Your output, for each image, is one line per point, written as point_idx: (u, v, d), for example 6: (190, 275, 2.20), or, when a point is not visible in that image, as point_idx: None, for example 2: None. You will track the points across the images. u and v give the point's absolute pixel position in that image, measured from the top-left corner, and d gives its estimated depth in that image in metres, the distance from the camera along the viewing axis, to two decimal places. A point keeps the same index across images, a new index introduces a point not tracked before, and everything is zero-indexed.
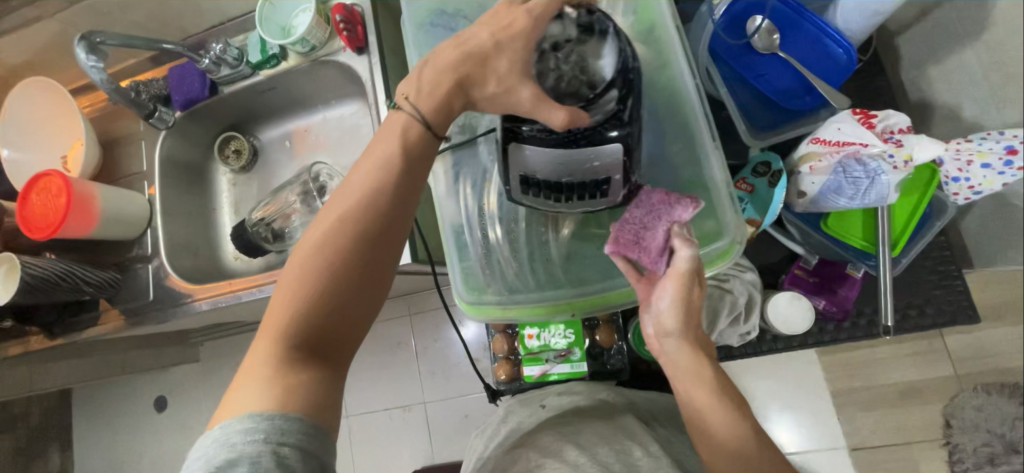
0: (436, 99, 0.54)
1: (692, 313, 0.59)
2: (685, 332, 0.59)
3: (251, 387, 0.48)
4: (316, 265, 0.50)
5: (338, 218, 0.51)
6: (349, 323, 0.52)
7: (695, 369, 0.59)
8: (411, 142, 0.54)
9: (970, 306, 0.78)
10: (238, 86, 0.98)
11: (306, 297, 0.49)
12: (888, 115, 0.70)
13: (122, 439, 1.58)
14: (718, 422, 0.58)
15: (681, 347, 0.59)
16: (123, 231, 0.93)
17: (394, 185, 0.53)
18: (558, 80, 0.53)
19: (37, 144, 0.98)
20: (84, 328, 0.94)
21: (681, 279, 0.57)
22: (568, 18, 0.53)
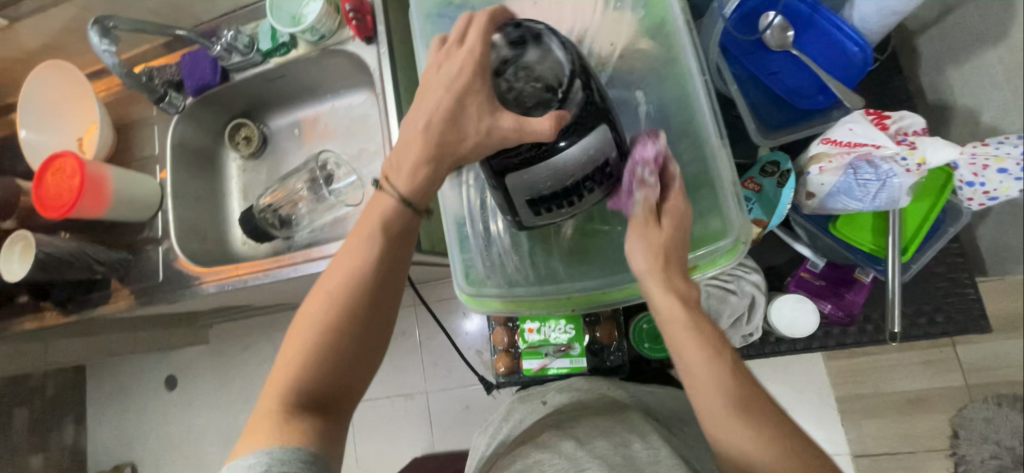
0: (415, 179, 0.54)
1: (669, 253, 0.56)
2: (663, 274, 0.55)
3: (259, 436, 0.50)
4: (317, 330, 0.51)
5: (336, 290, 0.53)
6: (348, 385, 0.54)
7: (678, 317, 0.54)
8: (399, 219, 0.55)
9: (982, 316, 0.77)
10: (248, 73, 0.98)
11: (309, 354, 0.51)
12: (902, 116, 0.68)
13: (134, 416, 1.63)
14: (703, 379, 0.51)
15: (663, 291, 0.55)
16: (134, 214, 0.95)
17: (388, 259, 0.54)
18: (523, 100, 0.55)
19: (55, 126, 1.00)
20: (95, 306, 0.96)
21: (641, 217, 0.58)
22: (499, 39, 0.54)
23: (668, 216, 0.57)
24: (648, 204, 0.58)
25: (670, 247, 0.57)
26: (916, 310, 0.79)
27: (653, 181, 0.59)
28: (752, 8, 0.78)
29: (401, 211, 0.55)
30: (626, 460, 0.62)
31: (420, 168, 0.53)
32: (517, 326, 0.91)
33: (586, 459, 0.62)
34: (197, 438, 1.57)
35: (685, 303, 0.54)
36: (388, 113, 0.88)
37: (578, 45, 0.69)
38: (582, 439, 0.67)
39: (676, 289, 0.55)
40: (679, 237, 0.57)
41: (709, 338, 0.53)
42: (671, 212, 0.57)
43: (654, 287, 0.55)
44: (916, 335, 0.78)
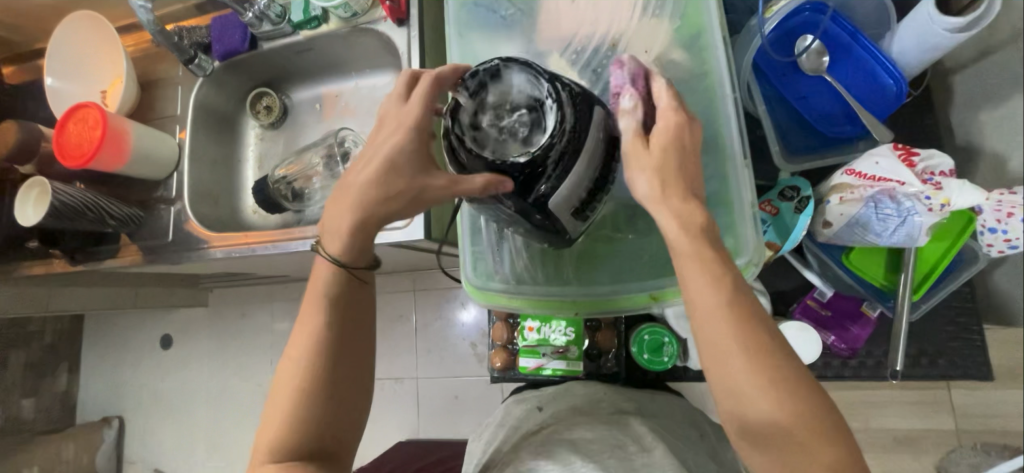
0: (352, 244, 0.56)
1: (670, 173, 0.52)
2: (665, 196, 0.52)
3: None
4: (293, 399, 0.54)
5: (303, 356, 0.55)
6: (339, 437, 0.56)
7: (685, 246, 0.50)
8: (340, 280, 0.57)
9: (985, 363, 0.76)
10: (277, 43, 0.98)
11: (290, 420, 0.54)
12: (931, 155, 0.68)
13: (127, 369, 1.65)
14: (710, 312, 0.48)
15: (667, 217, 0.51)
16: (150, 171, 0.95)
17: (337, 313, 0.57)
18: (513, 138, 0.50)
19: (81, 76, 1.01)
20: (103, 259, 0.97)
21: (631, 137, 0.55)
22: (458, 97, 0.51)
23: (660, 129, 0.53)
24: (636, 126, 0.55)
25: (671, 164, 0.52)
26: (920, 351, 0.79)
27: (634, 102, 0.57)
28: (791, 30, 0.77)
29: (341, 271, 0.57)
30: (621, 461, 0.62)
31: (366, 228, 0.56)
32: (517, 324, 0.91)
33: (579, 463, 0.61)
34: (187, 399, 1.59)
35: (695, 229, 0.50)
36: None
37: (612, 48, 0.69)
38: (575, 441, 0.66)
39: (682, 213, 0.51)
40: (686, 155, 0.53)
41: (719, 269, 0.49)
42: (660, 130, 0.53)
43: (659, 212, 0.52)
44: (916, 374, 0.78)
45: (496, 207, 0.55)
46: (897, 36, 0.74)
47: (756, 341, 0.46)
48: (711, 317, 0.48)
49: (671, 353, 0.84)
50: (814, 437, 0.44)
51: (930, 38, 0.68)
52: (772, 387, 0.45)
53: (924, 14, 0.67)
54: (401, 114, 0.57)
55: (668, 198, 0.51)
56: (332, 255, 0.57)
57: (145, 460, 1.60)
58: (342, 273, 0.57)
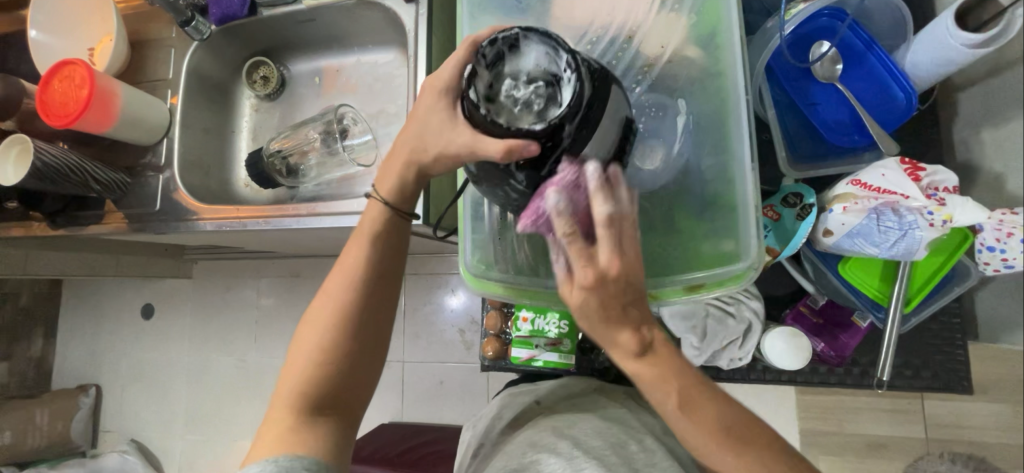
0: (401, 191, 0.58)
1: (604, 317, 0.45)
2: (607, 340, 0.46)
3: (272, 437, 0.52)
4: (324, 333, 0.54)
5: (339, 293, 0.55)
6: (357, 390, 0.56)
7: (638, 372, 0.48)
8: (388, 222, 0.58)
9: (966, 377, 0.78)
10: (278, 11, 0.94)
11: (318, 353, 0.54)
12: (936, 171, 0.68)
13: (105, 338, 1.61)
14: (676, 420, 0.49)
15: (615, 354, 0.48)
16: (139, 136, 0.91)
17: (380, 258, 0.57)
18: (528, 110, 0.48)
19: (66, 31, 0.95)
20: (86, 225, 0.93)
21: (561, 285, 0.46)
22: (472, 65, 0.49)
23: (577, 287, 0.44)
24: (566, 280, 0.45)
25: (602, 308, 0.44)
26: (906, 361, 0.80)
27: (563, 260, 0.46)
28: (806, 35, 0.76)
29: (389, 215, 0.58)
30: (622, 458, 0.63)
31: (407, 185, 0.58)
32: (511, 313, 0.91)
33: (582, 458, 0.61)
34: (167, 371, 1.56)
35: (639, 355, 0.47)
36: (416, 78, 0.86)
37: (627, 41, 0.67)
38: (577, 437, 0.66)
39: (624, 347, 0.46)
40: (617, 303, 0.44)
41: (671, 378, 0.48)
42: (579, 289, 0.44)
43: (607, 349, 0.48)
44: (901, 384, 0.80)
45: (506, 184, 0.52)
46: (913, 48, 0.73)
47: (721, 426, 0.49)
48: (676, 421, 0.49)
49: None
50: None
51: (944, 52, 0.68)
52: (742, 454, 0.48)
53: (942, 26, 0.67)
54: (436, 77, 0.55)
55: (618, 346, 0.47)
56: (384, 197, 0.57)
57: (121, 431, 1.57)
58: (392, 217, 0.58)
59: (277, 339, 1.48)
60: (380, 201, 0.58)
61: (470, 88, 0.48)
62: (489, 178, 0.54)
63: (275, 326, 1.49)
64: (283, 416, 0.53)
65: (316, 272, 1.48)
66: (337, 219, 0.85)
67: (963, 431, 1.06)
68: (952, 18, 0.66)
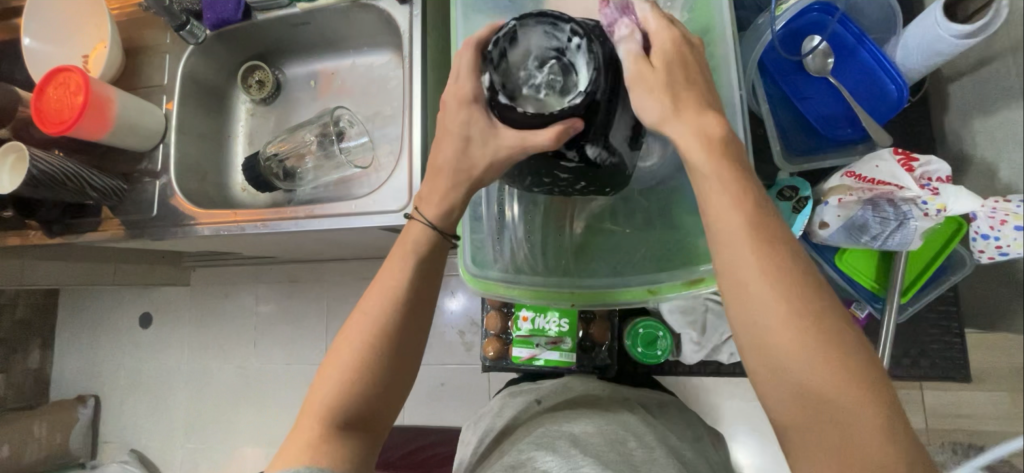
0: (442, 207, 0.58)
1: (680, 95, 0.50)
2: (675, 103, 0.50)
3: (298, 449, 0.53)
4: (358, 350, 0.55)
5: (376, 312, 0.56)
6: (383, 408, 0.56)
7: (705, 165, 0.47)
8: (432, 243, 0.59)
9: (964, 365, 0.78)
10: (272, 15, 0.94)
11: (350, 370, 0.55)
12: (930, 161, 0.68)
13: (103, 347, 1.60)
14: (731, 233, 0.45)
15: (686, 136, 0.49)
16: (135, 142, 0.91)
17: (419, 281, 0.57)
18: (555, 93, 0.51)
19: (61, 39, 0.95)
20: (83, 232, 0.93)
21: (635, 61, 0.52)
22: (486, 75, 0.52)
23: (659, 54, 0.52)
24: (637, 53, 0.52)
25: (683, 89, 0.51)
26: (904, 352, 0.81)
27: (632, 27, 0.54)
28: (798, 29, 0.77)
29: (432, 238, 0.58)
30: (622, 456, 0.63)
31: (453, 208, 0.58)
32: (511, 313, 0.90)
33: (580, 457, 0.62)
34: (166, 379, 1.56)
35: (710, 144, 0.48)
36: (412, 79, 0.86)
37: None
38: (577, 436, 0.67)
39: (700, 132, 0.49)
40: (690, 86, 0.51)
41: (741, 190, 0.46)
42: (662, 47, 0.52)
43: (672, 124, 0.50)
44: (900, 374, 0.80)
45: (556, 166, 0.55)
46: (902, 40, 0.74)
47: (783, 265, 0.43)
48: (729, 232, 0.45)
49: (664, 347, 0.85)
50: (828, 378, 0.41)
51: (933, 44, 0.69)
52: (792, 308, 0.42)
53: (931, 18, 0.68)
54: (452, 90, 0.56)
55: (682, 107, 0.50)
56: (429, 220, 0.58)
57: (121, 440, 1.56)
58: (434, 241, 0.58)
59: (276, 345, 1.48)
60: (424, 223, 0.58)
61: (494, 94, 0.52)
62: (531, 168, 0.57)
63: (274, 332, 1.49)
64: (310, 431, 0.54)
65: (315, 277, 1.48)
66: (336, 221, 0.85)
67: None
68: (940, 10, 0.67)
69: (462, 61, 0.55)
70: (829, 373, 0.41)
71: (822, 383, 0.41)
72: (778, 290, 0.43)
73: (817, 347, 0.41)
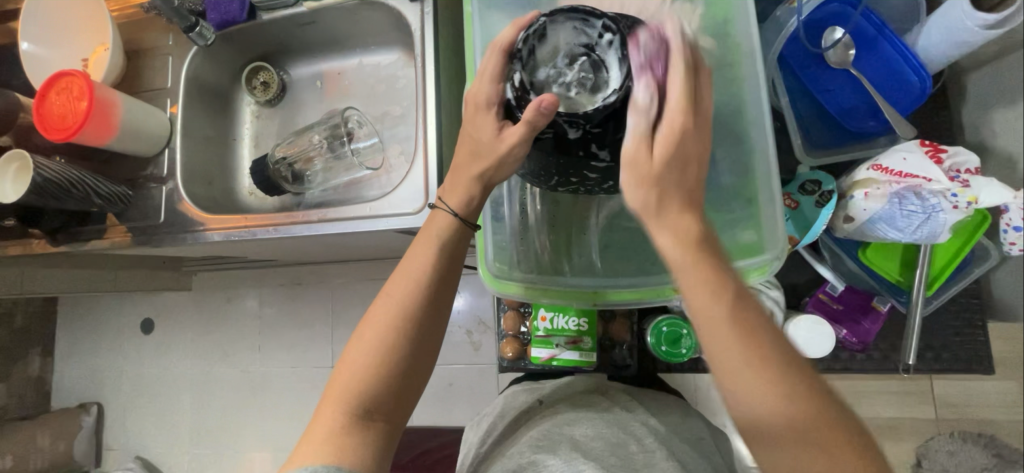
0: (473, 207, 0.59)
1: (670, 187, 0.46)
2: (666, 209, 0.46)
3: (319, 442, 0.51)
4: (382, 339, 0.54)
5: (402, 300, 0.56)
6: (407, 393, 0.56)
7: (684, 265, 0.45)
8: (457, 233, 0.59)
9: (987, 358, 0.78)
10: (277, 15, 0.91)
11: (375, 359, 0.54)
12: (957, 152, 0.68)
13: (106, 354, 1.58)
14: (714, 325, 0.44)
15: (667, 239, 0.46)
16: (141, 147, 0.89)
17: (445, 267, 0.57)
18: (583, 91, 0.51)
19: (60, 42, 0.93)
20: (87, 240, 0.91)
21: (633, 147, 0.47)
22: (515, 74, 0.51)
23: (664, 143, 0.46)
24: (642, 133, 0.47)
25: (674, 173, 0.46)
26: (927, 345, 0.80)
27: (650, 95, 0.48)
28: (820, 20, 0.76)
29: (455, 225, 0.58)
30: (622, 460, 0.64)
31: (475, 196, 0.58)
32: (528, 313, 0.89)
33: (581, 460, 0.63)
34: (169, 385, 1.54)
35: (693, 242, 0.46)
36: (424, 78, 0.84)
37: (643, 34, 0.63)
38: (578, 440, 0.67)
39: (681, 231, 0.46)
40: (688, 172, 0.47)
41: (721, 285, 0.45)
42: (667, 135, 0.46)
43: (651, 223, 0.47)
44: (925, 368, 0.80)
45: (587, 166, 0.54)
46: (926, 29, 0.73)
47: (755, 342, 0.44)
48: (714, 326, 0.45)
49: (689, 345, 0.82)
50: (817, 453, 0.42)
51: (958, 33, 0.69)
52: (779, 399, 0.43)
53: (957, 9, 0.67)
54: (476, 93, 0.54)
55: (673, 187, 0.46)
56: (453, 209, 0.58)
57: (126, 447, 1.54)
58: (457, 229, 0.59)
59: (282, 348, 1.46)
60: (447, 212, 0.59)
61: (519, 90, 0.51)
62: (560, 168, 0.56)
63: (278, 335, 1.47)
64: (333, 419, 0.52)
65: (319, 280, 1.46)
66: (350, 224, 0.83)
67: (970, 410, 1.10)
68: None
69: (489, 63, 0.54)
70: (820, 466, 0.42)
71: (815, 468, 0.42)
72: (759, 380, 0.43)
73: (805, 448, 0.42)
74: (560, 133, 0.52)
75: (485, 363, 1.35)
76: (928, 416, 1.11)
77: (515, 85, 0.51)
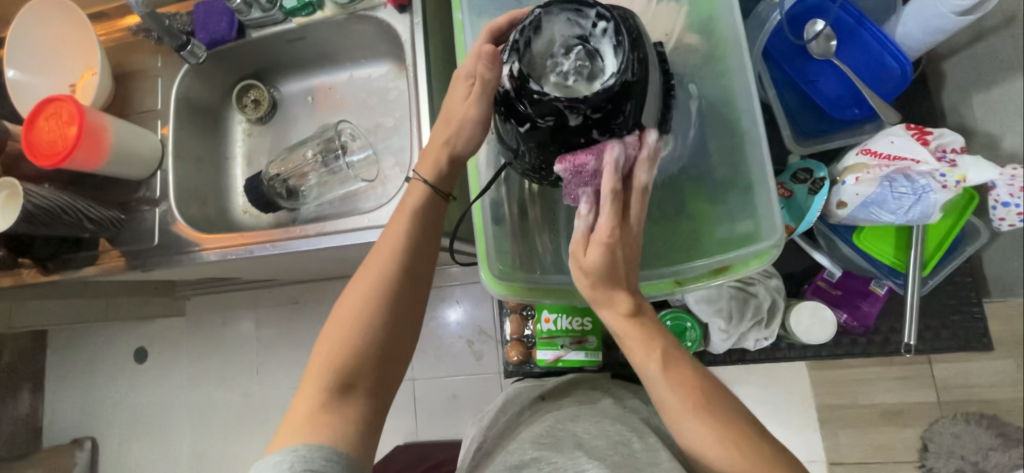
0: (439, 170, 0.61)
1: (603, 277, 0.53)
2: (605, 295, 0.54)
3: (302, 420, 0.52)
4: (359, 315, 0.56)
5: (376, 276, 0.57)
6: (388, 369, 0.57)
7: (626, 333, 0.54)
8: (428, 207, 0.61)
9: (986, 335, 0.79)
10: (268, 32, 0.93)
11: (354, 335, 0.55)
12: (943, 133, 0.70)
13: (99, 386, 1.54)
14: (656, 388, 0.53)
15: (607, 313, 0.55)
16: (132, 169, 0.88)
17: (417, 240, 0.59)
18: (580, 79, 0.51)
19: (46, 69, 0.92)
20: (79, 267, 0.89)
21: (574, 243, 0.55)
22: (512, 64, 0.52)
23: (595, 246, 0.52)
24: (582, 235, 0.54)
25: (605, 266, 0.53)
26: (926, 325, 0.81)
27: (589, 208, 0.54)
28: (800, 14, 0.79)
29: (428, 196, 0.61)
30: (626, 459, 0.59)
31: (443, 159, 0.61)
32: (531, 316, 0.90)
33: (584, 458, 0.59)
34: (165, 415, 1.50)
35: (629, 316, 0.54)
36: (416, 88, 0.85)
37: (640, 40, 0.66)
38: (580, 437, 0.65)
39: (619, 308, 0.54)
40: (619, 267, 0.53)
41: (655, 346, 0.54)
42: (598, 238, 0.52)
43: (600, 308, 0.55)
44: (927, 349, 0.81)
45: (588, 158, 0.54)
46: (903, 18, 0.75)
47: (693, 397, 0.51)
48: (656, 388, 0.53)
49: (693, 338, 0.79)
50: None
51: (935, 21, 0.71)
52: (715, 437, 0.50)
53: None
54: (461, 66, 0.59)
55: (608, 273, 0.53)
56: (423, 177, 0.61)
57: None
58: (427, 201, 0.61)
59: (282, 369, 1.44)
60: (421, 184, 0.61)
61: (515, 79, 0.52)
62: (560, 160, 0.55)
63: (277, 356, 1.45)
64: (315, 393, 0.53)
65: (316, 298, 1.45)
66: (348, 236, 0.83)
67: (971, 391, 1.11)
68: None
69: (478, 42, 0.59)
70: None
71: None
72: (702, 428, 0.51)
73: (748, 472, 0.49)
74: (561, 121, 0.51)
75: (489, 372, 1.34)
76: (931, 400, 1.12)
77: (513, 74, 0.51)
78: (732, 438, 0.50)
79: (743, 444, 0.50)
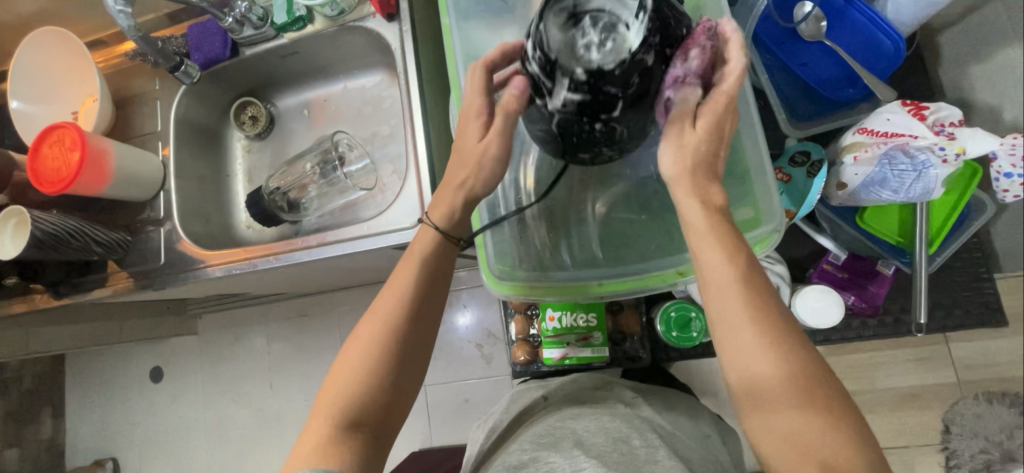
0: (453, 219, 0.61)
1: (696, 166, 0.52)
2: (698, 186, 0.52)
3: (306, 455, 0.53)
4: (368, 353, 0.57)
5: (386, 314, 0.58)
6: (394, 407, 0.57)
7: (705, 228, 0.51)
8: (441, 248, 0.61)
9: (998, 309, 0.78)
10: (260, 48, 0.94)
11: (362, 373, 0.56)
12: (939, 107, 0.68)
13: (117, 408, 1.56)
14: (726, 294, 0.49)
15: (694, 205, 0.52)
16: (135, 191, 0.89)
17: (428, 280, 0.60)
18: (617, 34, 0.48)
19: (49, 99, 0.95)
20: (90, 290, 0.91)
21: (671, 130, 0.53)
22: (574, 79, 0.48)
23: (704, 126, 0.52)
24: (687, 115, 0.53)
25: (703, 153, 0.52)
26: None
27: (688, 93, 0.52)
28: None
29: (440, 239, 0.61)
30: (624, 457, 0.61)
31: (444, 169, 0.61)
32: (535, 315, 0.89)
33: (582, 457, 0.60)
34: (182, 432, 1.52)
35: (715, 215, 0.51)
36: (408, 95, 0.85)
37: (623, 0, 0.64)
38: (580, 435, 0.65)
39: (709, 202, 0.52)
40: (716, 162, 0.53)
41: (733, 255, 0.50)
42: (704, 121, 0.52)
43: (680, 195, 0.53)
44: None
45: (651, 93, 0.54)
46: None
47: (770, 315, 0.48)
48: (724, 299, 0.49)
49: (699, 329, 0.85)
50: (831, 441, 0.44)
51: None
52: (779, 370, 0.46)
53: None
54: (469, 105, 0.60)
55: (702, 157, 0.53)
56: (436, 224, 0.61)
57: None
58: (440, 242, 0.61)
59: (295, 381, 1.45)
60: (433, 227, 0.61)
61: (586, 83, 0.48)
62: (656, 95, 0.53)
63: (290, 369, 1.46)
64: (320, 430, 0.54)
65: (325, 308, 1.46)
66: (349, 245, 0.84)
67: None
68: None
69: (478, 82, 0.59)
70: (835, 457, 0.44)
71: (808, 434, 0.45)
72: (771, 351, 0.47)
73: (806, 419, 0.45)
74: (642, 65, 0.48)
75: (500, 374, 1.34)
76: (950, 380, 1.10)
77: (585, 82, 0.48)
78: (798, 380, 0.46)
79: (806, 390, 0.46)
